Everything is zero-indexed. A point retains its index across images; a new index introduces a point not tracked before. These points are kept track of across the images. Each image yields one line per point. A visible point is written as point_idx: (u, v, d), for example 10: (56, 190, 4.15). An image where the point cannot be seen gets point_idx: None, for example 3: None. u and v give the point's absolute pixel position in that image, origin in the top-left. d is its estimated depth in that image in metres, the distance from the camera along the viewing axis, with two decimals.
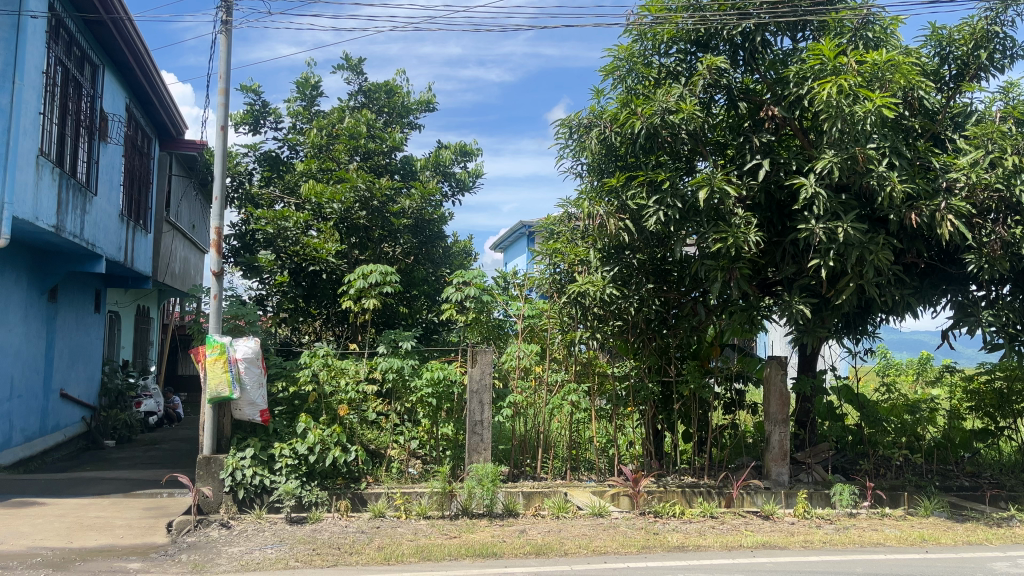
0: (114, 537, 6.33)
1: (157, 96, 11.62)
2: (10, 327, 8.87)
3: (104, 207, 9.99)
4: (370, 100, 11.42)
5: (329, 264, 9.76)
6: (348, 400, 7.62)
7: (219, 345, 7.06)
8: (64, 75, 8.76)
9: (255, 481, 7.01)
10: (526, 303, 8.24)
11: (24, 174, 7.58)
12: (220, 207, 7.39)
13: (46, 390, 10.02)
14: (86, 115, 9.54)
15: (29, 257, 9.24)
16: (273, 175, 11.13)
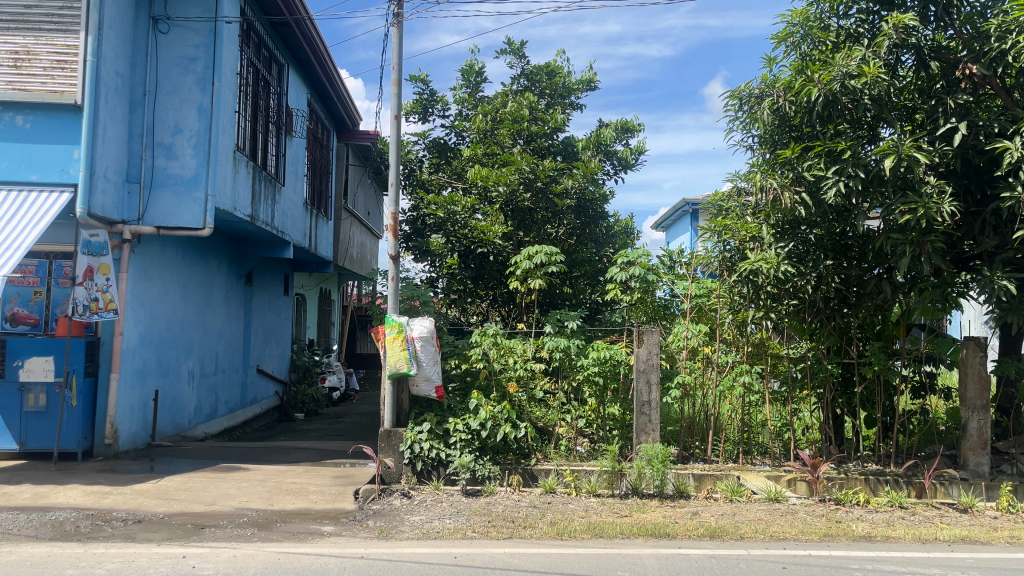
0: (310, 501, 6.87)
1: (336, 90, 12.31)
2: (215, 307, 9.82)
3: (291, 197, 10.76)
4: (532, 83, 11.54)
5: (496, 246, 9.79)
6: (518, 377, 7.80)
7: (397, 324, 7.49)
8: (255, 75, 9.46)
9: (432, 454, 7.33)
10: (694, 282, 8.03)
11: (224, 169, 8.31)
12: (396, 193, 7.78)
13: (245, 366, 11.00)
14: (275, 111, 10.26)
15: (228, 246, 10.10)
16: (441, 161, 11.50)
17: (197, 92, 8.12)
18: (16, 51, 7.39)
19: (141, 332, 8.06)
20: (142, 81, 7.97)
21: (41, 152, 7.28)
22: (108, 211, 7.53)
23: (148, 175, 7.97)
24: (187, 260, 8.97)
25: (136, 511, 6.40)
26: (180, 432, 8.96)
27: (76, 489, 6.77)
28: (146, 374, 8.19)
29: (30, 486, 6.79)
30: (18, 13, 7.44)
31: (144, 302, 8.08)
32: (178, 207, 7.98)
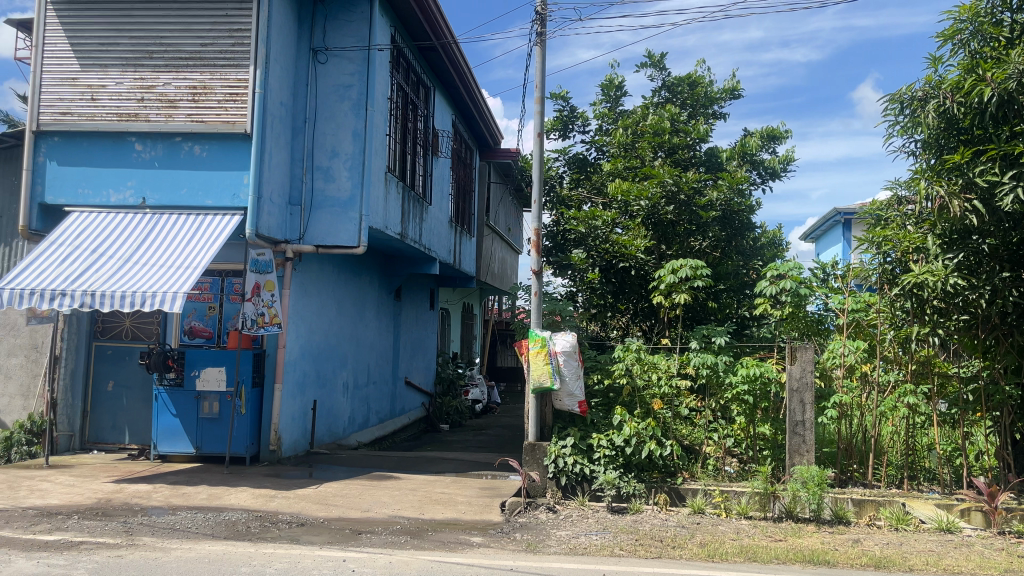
0: (458, 512, 7.04)
1: (479, 109, 12.61)
2: (366, 321, 10.27)
3: (437, 215, 11.13)
4: (674, 95, 11.40)
5: (638, 260, 9.71)
6: (663, 394, 7.67)
7: (541, 339, 7.63)
8: (404, 99, 9.86)
9: (576, 469, 7.36)
10: (850, 296, 7.69)
11: (376, 189, 8.70)
12: (538, 209, 7.89)
13: (394, 378, 11.44)
14: (422, 133, 10.65)
15: (378, 263, 10.57)
16: (581, 177, 11.57)
17: (352, 117, 8.54)
18: (195, 86, 8.00)
19: (302, 345, 8.55)
20: (303, 109, 8.55)
21: (216, 179, 7.91)
22: (273, 231, 8.08)
23: (309, 197, 8.49)
24: (341, 276, 9.45)
25: (299, 514, 6.78)
26: (336, 440, 9.43)
27: (246, 492, 7.25)
28: (306, 385, 8.68)
29: (206, 487, 7.34)
30: (195, 51, 8.03)
31: (304, 317, 8.57)
32: (335, 226, 8.43)
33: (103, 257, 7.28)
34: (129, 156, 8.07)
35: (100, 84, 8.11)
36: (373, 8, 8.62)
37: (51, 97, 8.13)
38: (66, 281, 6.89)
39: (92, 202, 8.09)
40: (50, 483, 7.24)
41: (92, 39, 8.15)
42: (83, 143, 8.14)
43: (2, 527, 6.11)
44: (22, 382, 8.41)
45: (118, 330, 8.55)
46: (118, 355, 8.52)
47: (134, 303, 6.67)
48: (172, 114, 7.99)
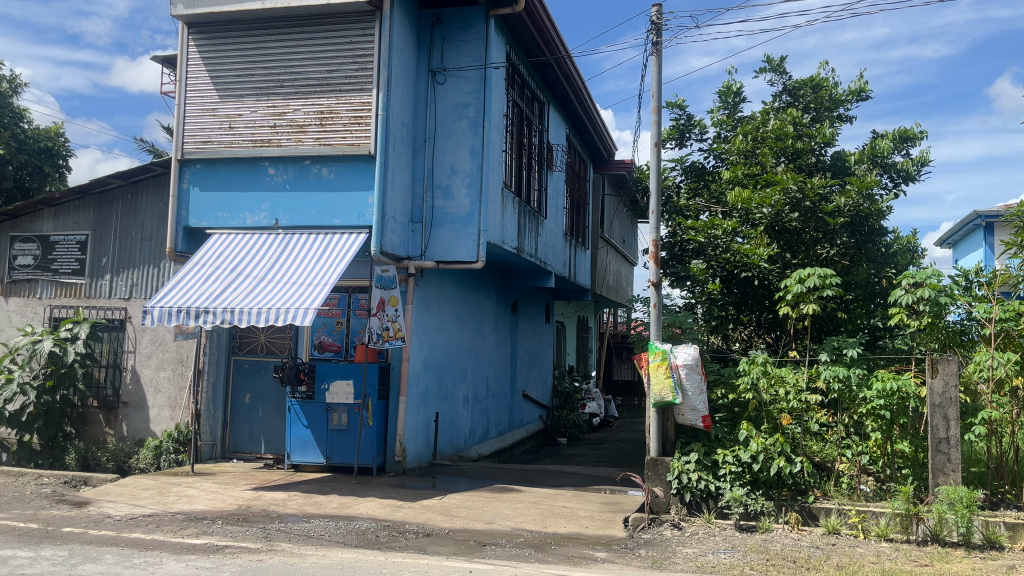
0: (581, 526, 7.00)
1: (593, 122, 12.61)
2: (485, 334, 10.43)
3: (552, 229, 11.18)
4: (796, 99, 11.05)
5: (761, 269, 9.40)
6: (791, 409, 7.40)
7: (661, 352, 7.48)
8: (519, 115, 9.98)
9: (701, 485, 7.18)
10: (997, 304, 7.09)
11: (493, 205, 8.83)
12: (656, 220, 7.80)
13: (512, 391, 11.54)
14: (537, 147, 10.74)
15: (495, 277, 10.73)
16: (699, 185, 11.39)
17: (469, 135, 8.70)
18: (322, 111, 8.36)
19: (424, 359, 8.75)
20: (422, 129, 8.80)
21: (342, 200, 8.24)
22: (396, 249, 8.34)
23: (429, 215, 8.71)
24: (460, 290, 9.63)
25: (425, 525, 6.93)
26: (458, 452, 9.58)
27: (374, 502, 7.47)
28: (428, 397, 8.88)
29: (337, 496, 7.61)
30: (322, 78, 8.39)
31: (426, 331, 8.77)
32: (455, 243, 8.60)
33: (240, 275, 7.72)
34: (263, 180, 8.53)
35: (237, 113, 8.61)
36: (489, 27, 8.77)
37: (194, 127, 8.70)
38: (208, 299, 7.34)
39: (231, 224, 8.60)
40: (195, 489, 7.69)
41: (229, 71, 8.67)
42: (222, 169, 8.67)
43: (155, 530, 6.53)
44: (170, 394, 8.99)
45: (254, 344, 9.02)
46: (254, 368, 8.97)
47: (269, 319, 7.02)
48: (301, 139, 8.39)
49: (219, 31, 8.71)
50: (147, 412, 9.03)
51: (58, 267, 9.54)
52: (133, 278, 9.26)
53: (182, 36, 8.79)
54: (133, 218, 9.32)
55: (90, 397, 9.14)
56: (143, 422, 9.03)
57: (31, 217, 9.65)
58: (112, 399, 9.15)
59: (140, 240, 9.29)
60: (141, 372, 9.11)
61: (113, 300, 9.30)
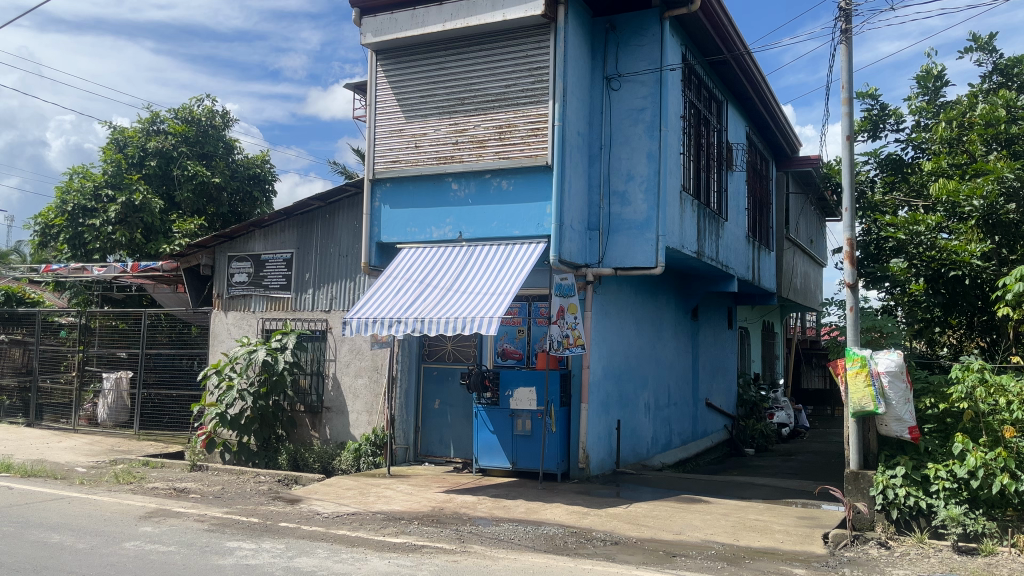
0: (776, 541, 6.69)
1: (775, 118, 12.11)
2: (665, 341, 10.28)
3: (733, 231, 10.82)
4: (1009, 78, 10.10)
5: (973, 268, 8.51)
6: (1016, 420, 6.58)
7: (859, 358, 6.93)
8: (697, 116, 9.76)
9: (910, 502, 6.62)
10: None
11: (672, 209, 8.67)
12: (850, 218, 7.32)
13: (695, 399, 11.27)
14: (716, 148, 10.45)
15: (674, 283, 10.55)
16: (896, 179, 10.82)
17: (646, 139, 8.60)
18: (501, 125, 8.59)
19: (604, 366, 8.74)
20: (599, 137, 8.83)
21: (522, 210, 8.41)
22: (575, 257, 8.41)
23: (607, 221, 8.71)
24: (640, 297, 9.57)
25: (612, 533, 6.90)
26: (641, 460, 9.48)
27: (561, 508, 7.54)
28: (610, 405, 8.86)
29: (524, 501, 7.75)
30: (501, 93, 8.62)
31: (606, 338, 8.76)
32: (633, 249, 8.53)
33: (429, 287, 8.08)
34: (447, 195, 8.90)
35: (422, 132, 9.05)
36: (664, 29, 8.64)
37: (384, 148, 9.24)
38: (400, 309, 7.74)
39: (418, 238, 9.03)
40: (393, 490, 8.12)
41: (414, 93, 9.13)
42: (409, 187, 9.15)
43: (358, 528, 6.95)
44: (367, 400, 9.57)
45: (441, 352, 9.40)
46: (443, 375, 9.35)
47: (456, 327, 7.28)
48: (482, 153, 8.65)
49: (404, 56, 9.21)
50: (347, 417, 9.65)
51: (268, 284, 10.44)
52: (332, 292, 9.96)
53: (372, 63, 9.37)
54: (331, 236, 10.03)
55: (298, 402, 9.91)
56: (344, 426, 9.66)
57: (244, 239, 10.65)
58: (316, 404, 9.87)
59: (337, 256, 9.97)
60: (341, 379, 9.76)
61: (315, 312, 10.05)
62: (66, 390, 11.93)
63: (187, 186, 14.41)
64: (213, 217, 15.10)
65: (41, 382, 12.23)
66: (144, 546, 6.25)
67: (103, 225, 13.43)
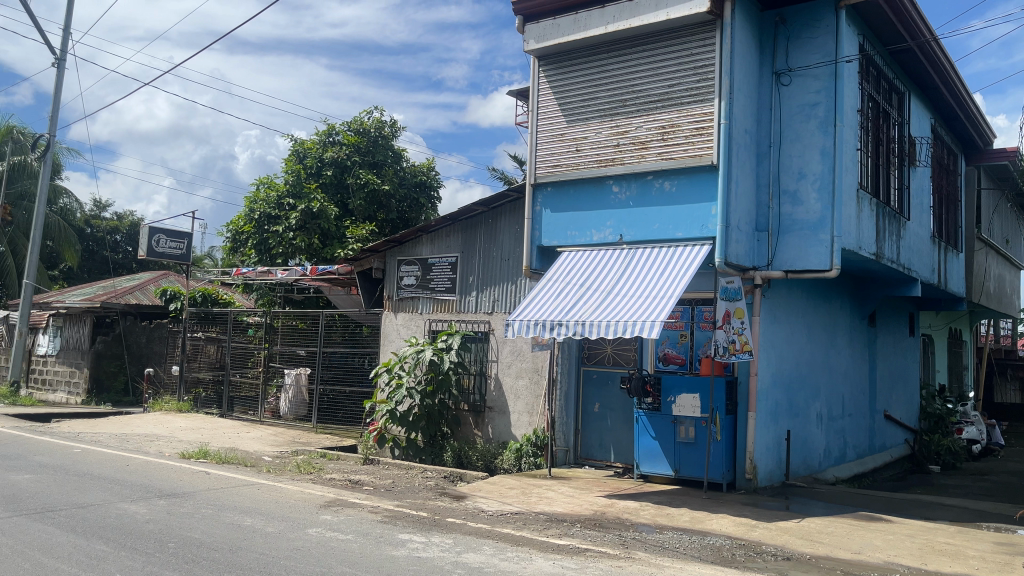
0: (971, 567, 6.13)
1: (965, 109, 11.20)
2: (840, 348, 9.73)
3: (917, 231, 10.09)
4: None
5: None
6: None
7: None
8: (876, 109, 9.18)
9: None
10: None
11: (848, 208, 8.20)
12: None
13: (872, 411, 10.59)
14: (897, 143, 9.79)
15: (849, 286, 9.97)
16: None
17: (820, 135, 8.19)
18: (663, 126, 8.46)
19: (773, 373, 8.39)
20: (768, 134, 8.51)
21: (685, 212, 8.23)
22: (741, 259, 8.13)
23: (776, 222, 8.36)
24: (812, 302, 9.12)
25: (784, 548, 6.58)
26: (813, 474, 9.02)
27: (727, 519, 7.30)
28: (779, 414, 8.49)
29: (688, 510, 7.57)
30: (664, 93, 8.49)
31: (775, 344, 8.41)
32: (806, 251, 8.12)
33: (589, 289, 8.08)
34: (608, 198, 8.86)
35: (584, 136, 9.07)
36: (840, 19, 8.19)
37: (545, 152, 9.34)
38: (561, 312, 7.80)
39: (579, 241, 9.05)
40: (554, 492, 8.19)
41: (576, 97, 9.18)
42: (570, 190, 9.19)
43: (523, 527, 7.05)
44: (528, 401, 9.70)
45: (601, 356, 9.36)
46: (603, 379, 9.32)
47: (617, 330, 7.24)
48: (644, 155, 8.55)
49: (566, 61, 9.28)
50: (509, 417, 9.83)
51: (434, 286, 10.83)
52: (495, 294, 10.17)
53: (534, 70, 9.52)
54: (494, 240, 10.26)
55: (462, 401, 10.21)
56: (506, 427, 9.85)
57: (412, 243, 11.11)
58: (479, 403, 10.13)
59: (500, 260, 10.18)
60: (503, 380, 9.95)
61: (479, 314, 10.31)
62: (254, 384, 12.93)
63: (359, 194, 15.23)
64: (383, 223, 15.83)
65: (232, 376, 13.33)
66: (325, 534, 6.64)
67: (285, 231, 14.46)
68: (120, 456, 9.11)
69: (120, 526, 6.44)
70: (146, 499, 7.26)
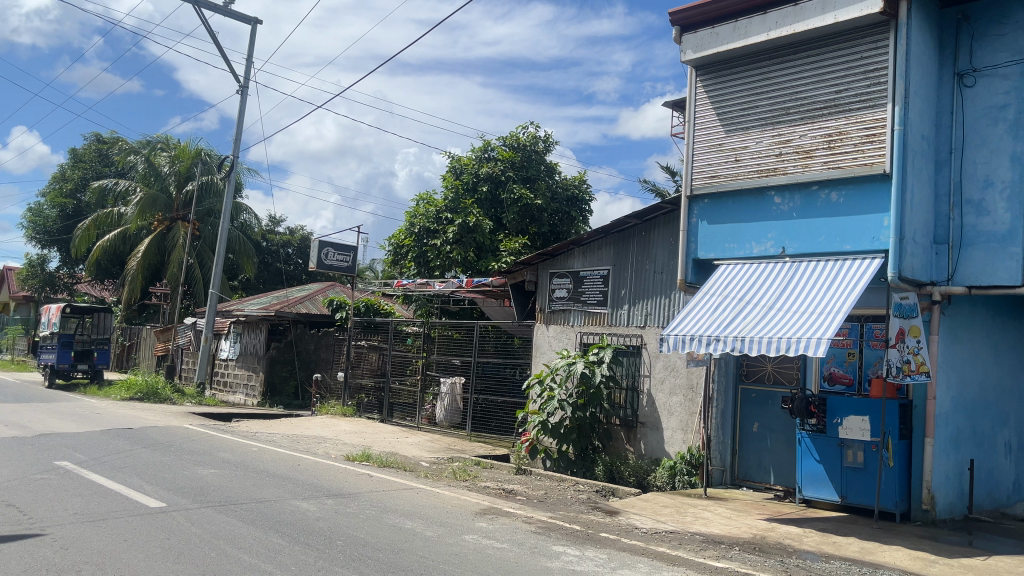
0: None
1: None
2: None
3: None
4: None
5: None
6: None
7: None
8: None
9: None
10: None
11: None
12: None
13: None
14: None
15: None
16: None
17: (1010, 140, 7.54)
18: (830, 133, 8.07)
19: (954, 397, 7.77)
20: (948, 140, 7.93)
21: (854, 224, 7.80)
22: (918, 274, 7.60)
23: (958, 234, 7.77)
24: (999, 321, 8.37)
25: None
26: (1000, 508, 8.26)
27: (901, 551, 6.81)
28: (961, 442, 7.85)
29: (857, 540, 7.11)
30: (831, 99, 8.10)
31: (956, 365, 7.80)
32: (993, 265, 7.48)
33: (749, 304, 7.80)
34: (770, 209, 8.55)
35: (743, 146, 8.80)
36: None
37: (702, 163, 9.15)
38: (719, 327, 7.58)
39: (738, 255, 8.78)
40: (711, 513, 7.95)
41: (735, 106, 8.94)
42: (729, 203, 8.95)
43: (678, 547, 6.89)
44: (682, 418, 9.47)
45: (760, 373, 9.05)
46: (762, 398, 8.98)
47: (779, 348, 6.94)
48: (808, 164, 8.18)
49: (724, 70, 9.07)
50: (662, 434, 9.64)
51: (586, 299, 10.84)
52: (648, 308, 10.05)
53: (691, 80, 9.36)
54: (648, 252, 10.12)
55: (614, 416, 10.13)
56: (659, 443, 9.67)
57: (564, 256, 11.19)
58: (631, 419, 10.01)
59: (653, 273, 10.03)
60: (656, 395, 9.79)
61: (631, 328, 10.22)
62: (412, 392, 13.45)
63: (513, 208, 15.53)
64: (535, 237, 16.00)
65: (392, 383, 13.93)
66: (481, 541, 6.78)
67: (443, 244, 14.99)
68: (292, 456, 9.73)
69: (294, 522, 6.87)
70: (315, 498, 7.70)
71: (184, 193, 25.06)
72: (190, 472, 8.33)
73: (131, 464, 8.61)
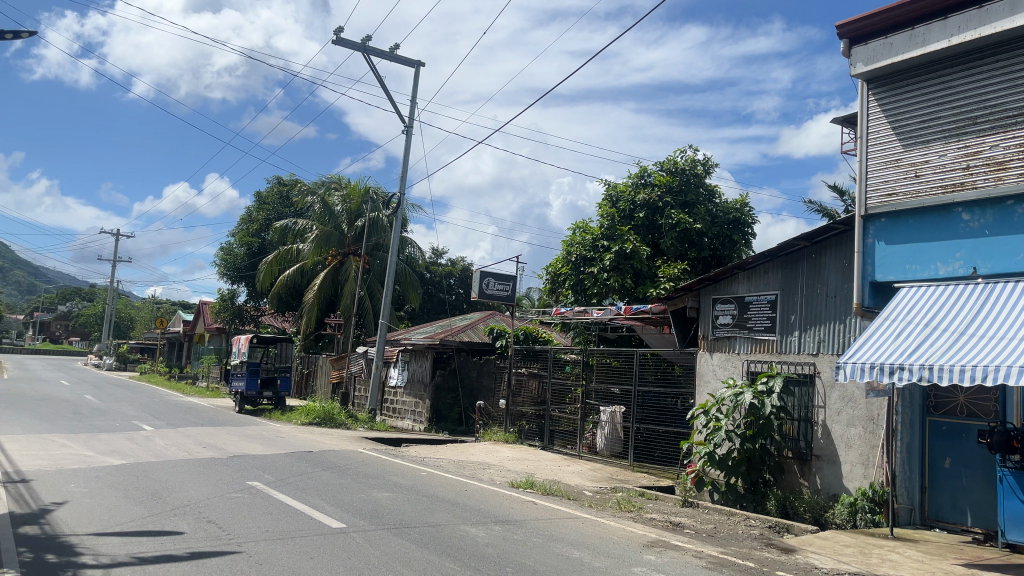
0: None
1: None
2: None
3: None
4: None
5: None
6: None
7: None
8: None
9: None
10: None
11: None
12: None
13: None
14: None
15: None
16: None
17: None
18: None
19: None
20: None
21: None
22: None
23: None
24: None
25: None
26: None
27: None
28: None
29: None
30: None
31: None
32: None
33: (937, 329, 7.23)
34: (957, 227, 7.93)
35: (924, 160, 8.25)
36: None
37: (878, 180, 8.66)
38: (903, 355, 7.07)
39: (921, 276, 8.20)
40: (899, 555, 7.37)
41: (913, 119, 8.41)
42: (909, 221, 8.39)
43: None
44: (862, 451, 8.90)
45: (951, 406, 8.39)
46: (955, 432, 8.28)
47: (975, 377, 6.36)
48: (1002, 177, 7.55)
49: (901, 81, 8.56)
50: (840, 468, 9.11)
51: (752, 325, 10.48)
52: (820, 334, 9.55)
53: (863, 94, 8.91)
54: (819, 276, 9.64)
55: (786, 448, 9.72)
56: (837, 478, 9.13)
57: (727, 281, 10.87)
58: (805, 451, 9.54)
59: (825, 297, 9.53)
60: (832, 427, 9.26)
61: (802, 355, 9.74)
62: (572, 419, 13.48)
63: (672, 233, 15.30)
64: (694, 262, 15.61)
65: (552, 411, 14.03)
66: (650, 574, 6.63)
67: (600, 271, 15.13)
68: (460, 481, 9.98)
69: (465, 546, 7.02)
70: (484, 524, 7.84)
71: (355, 228, 26.65)
72: (367, 495, 8.74)
73: (314, 485, 9.16)
